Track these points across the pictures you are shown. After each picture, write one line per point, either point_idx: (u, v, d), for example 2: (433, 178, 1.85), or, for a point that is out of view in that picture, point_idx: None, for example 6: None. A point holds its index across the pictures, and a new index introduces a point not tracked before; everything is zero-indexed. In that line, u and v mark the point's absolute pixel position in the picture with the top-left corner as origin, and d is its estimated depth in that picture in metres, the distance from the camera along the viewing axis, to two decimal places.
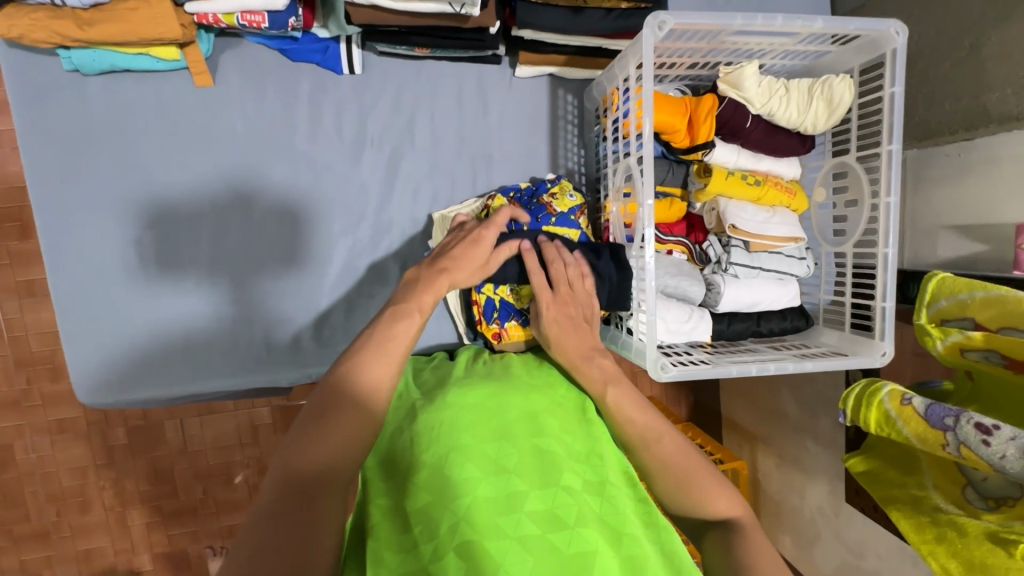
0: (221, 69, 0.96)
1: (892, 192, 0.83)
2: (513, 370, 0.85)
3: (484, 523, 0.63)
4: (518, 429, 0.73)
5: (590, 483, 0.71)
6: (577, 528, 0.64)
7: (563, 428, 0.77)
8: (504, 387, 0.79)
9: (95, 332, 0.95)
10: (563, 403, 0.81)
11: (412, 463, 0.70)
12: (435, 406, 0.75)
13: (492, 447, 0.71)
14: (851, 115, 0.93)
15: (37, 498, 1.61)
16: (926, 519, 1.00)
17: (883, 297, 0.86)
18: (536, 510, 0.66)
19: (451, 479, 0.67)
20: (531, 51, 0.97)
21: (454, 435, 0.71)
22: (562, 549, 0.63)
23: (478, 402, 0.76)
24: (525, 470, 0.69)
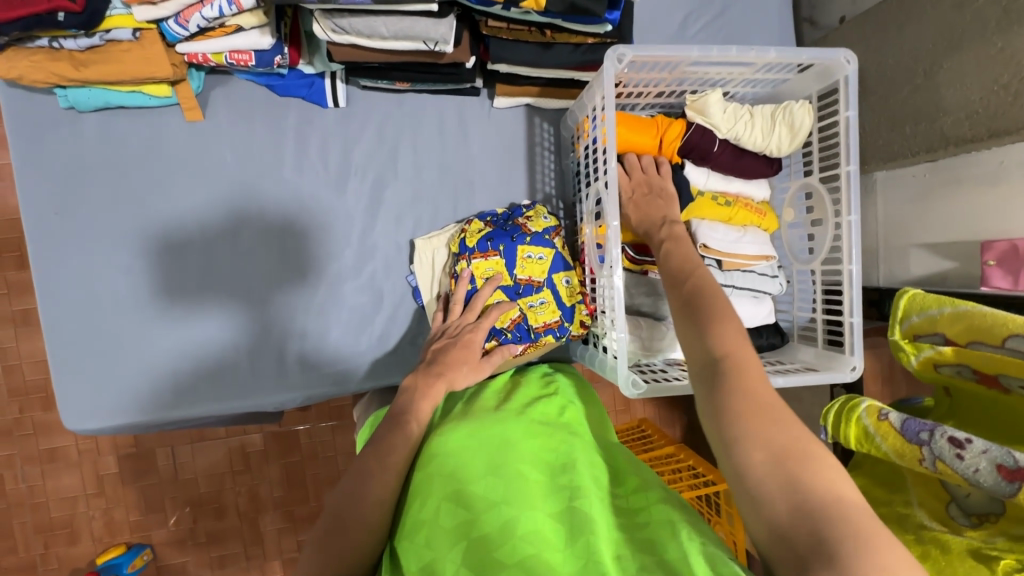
0: (211, 104, 1.01)
1: (852, 211, 0.87)
2: (494, 406, 0.88)
3: (494, 558, 0.61)
4: (501, 461, 0.73)
5: (573, 489, 0.70)
6: (570, 545, 0.63)
7: (544, 452, 0.77)
8: (482, 424, 0.81)
9: (82, 359, 0.97)
10: (546, 424, 0.83)
11: (413, 524, 0.69)
12: (421, 463, 0.76)
13: (480, 485, 0.70)
14: (813, 138, 0.98)
15: (27, 529, 1.60)
16: (910, 538, 0.98)
17: (851, 312, 0.88)
18: (528, 534, 0.64)
19: (450, 528, 0.66)
20: (507, 83, 1.02)
21: (444, 482, 0.71)
22: (559, 567, 0.60)
23: (460, 445, 0.76)
24: (518, 496, 0.68)
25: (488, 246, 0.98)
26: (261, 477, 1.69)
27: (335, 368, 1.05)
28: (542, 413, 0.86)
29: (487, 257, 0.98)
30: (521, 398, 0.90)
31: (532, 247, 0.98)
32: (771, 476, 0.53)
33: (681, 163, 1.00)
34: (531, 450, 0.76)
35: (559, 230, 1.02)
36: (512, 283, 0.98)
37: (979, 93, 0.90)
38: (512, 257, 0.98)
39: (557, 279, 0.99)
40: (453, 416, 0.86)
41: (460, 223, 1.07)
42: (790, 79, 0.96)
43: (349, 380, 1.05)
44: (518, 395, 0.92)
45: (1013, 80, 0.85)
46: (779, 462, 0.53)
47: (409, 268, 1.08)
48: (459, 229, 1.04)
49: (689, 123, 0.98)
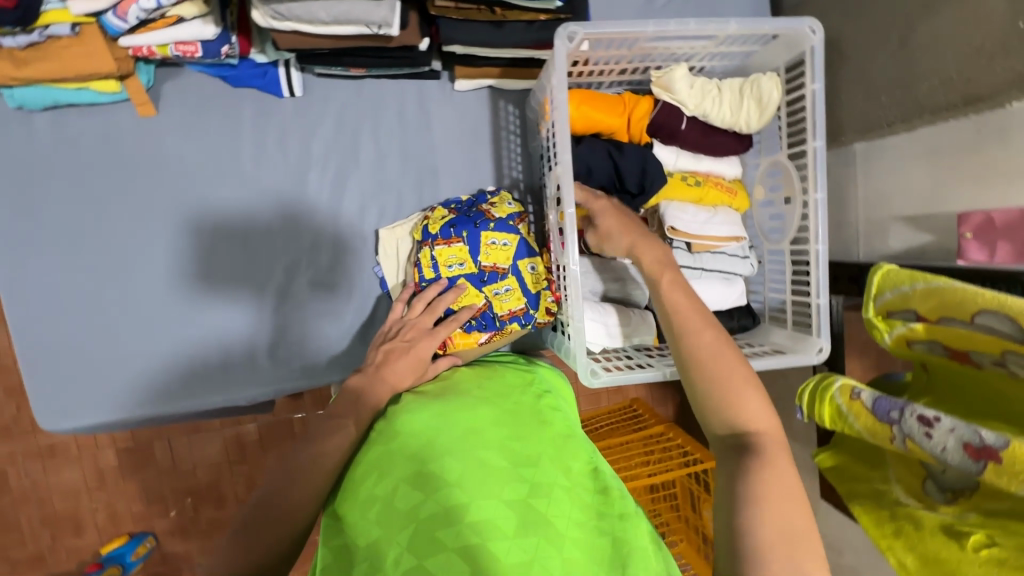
0: (164, 98, 0.99)
1: (819, 189, 0.83)
2: (464, 385, 0.88)
3: (433, 545, 0.64)
4: (465, 445, 0.74)
5: (534, 486, 0.71)
6: (517, 539, 0.65)
7: (510, 437, 0.77)
8: (452, 405, 0.81)
9: (53, 362, 0.98)
10: (516, 408, 0.83)
11: (365, 499, 0.71)
12: (381, 437, 0.78)
13: (436, 469, 0.71)
14: (781, 113, 0.94)
15: (33, 522, 1.64)
16: (886, 514, 0.99)
17: (818, 294, 0.86)
18: (476, 525, 0.66)
19: (399, 510, 0.68)
20: (466, 65, 0.98)
21: (401, 463, 0.73)
22: (501, 563, 0.63)
23: (423, 426, 0.77)
24: (467, 483, 0.70)
25: (451, 233, 0.97)
26: (257, 467, 1.72)
27: (308, 362, 1.05)
28: (518, 399, 0.86)
29: (450, 244, 0.97)
30: (494, 381, 0.90)
31: (496, 234, 0.96)
32: (779, 552, 0.55)
33: (649, 143, 0.98)
34: (495, 437, 0.76)
35: (524, 216, 1.01)
36: (476, 271, 0.97)
37: (954, 58, 0.87)
38: (475, 244, 0.96)
39: (522, 265, 0.98)
40: (424, 392, 0.86)
41: (425, 212, 1.05)
42: (756, 51, 0.92)
43: (324, 372, 1.06)
44: (487, 376, 0.91)
45: (986, 44, 0.82)
46: (785, 538, 0.55)
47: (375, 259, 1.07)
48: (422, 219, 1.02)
49: (657, 100, 0.96)
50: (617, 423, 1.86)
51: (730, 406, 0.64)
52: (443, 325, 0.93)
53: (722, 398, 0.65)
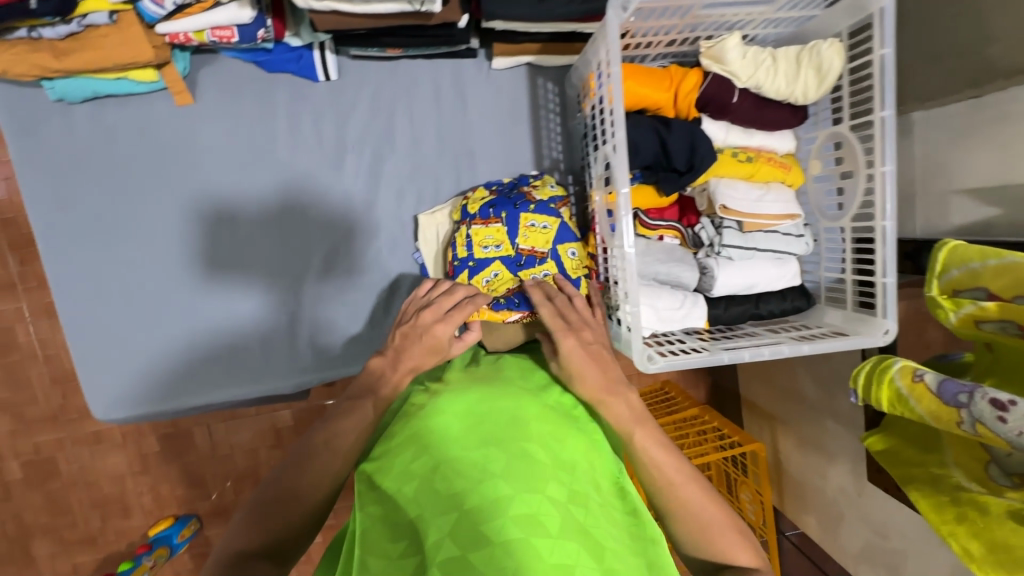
0: (199, 86, 0.97)
1: (887, 161, 0.79)
2: (506, 373, 0.85)
3: (470, 535, 0.61)
4: (509, 436, 0.72)
5: (573, 493, 0.68)
6: (560, 539, 0.61)
7: (554, 434, 0.75)
8: (495, 393, 0.79)
9: (101, 352, 0.99)
10: (556, 406, 0.81)
11: (403, 474, 0.70)
12: (424, 412, 0.76)
13: (480, 456, 0.69)
14: (843, 81, 0.88)
15: (82, 505, 1.69)
16: (946, 499, 0.96)
17: (883, 273, 0.82)
18: (520, 517, 0.62)
19: (442, 493, 0.66)
20: (504, 41, 0.95)
21: (443, 446, 0.71)
22: (545, 559, 0.59)
23: (465, 411, 0.75)
24: (511, 475, 0.67)
25: (491, 213, 0.97)
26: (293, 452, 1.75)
27: (346, 350, 1.05)
28: (556, 395, 0.83)
29: (488, 224, 0.96)
30: (536, 373, 0.87)
31: (535, 216, 0.95)
32: None
33: (698, 118, 0.93)
34: (538, 432, 0.74)
35: (565, 199, 1.00)
36: (512, 254, 0.95)
37: None
38: (513, 226, 0.95)
39: (560, 251, 0.95)
40: (464, 377, 0.84)
41: (463, 194, 1.04)
42: (818, 15, 0.87)
43: (363, 360, 1.05)
44: (526, 363, 0.89)
45: None
46: None
47: (414, 246, 1.05)
48: (461, 203, 1.01)
49: (705, 73, 0.91)
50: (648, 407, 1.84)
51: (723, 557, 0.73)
52: (456, 311, 0.86)
53: (713, 550, 0.73)
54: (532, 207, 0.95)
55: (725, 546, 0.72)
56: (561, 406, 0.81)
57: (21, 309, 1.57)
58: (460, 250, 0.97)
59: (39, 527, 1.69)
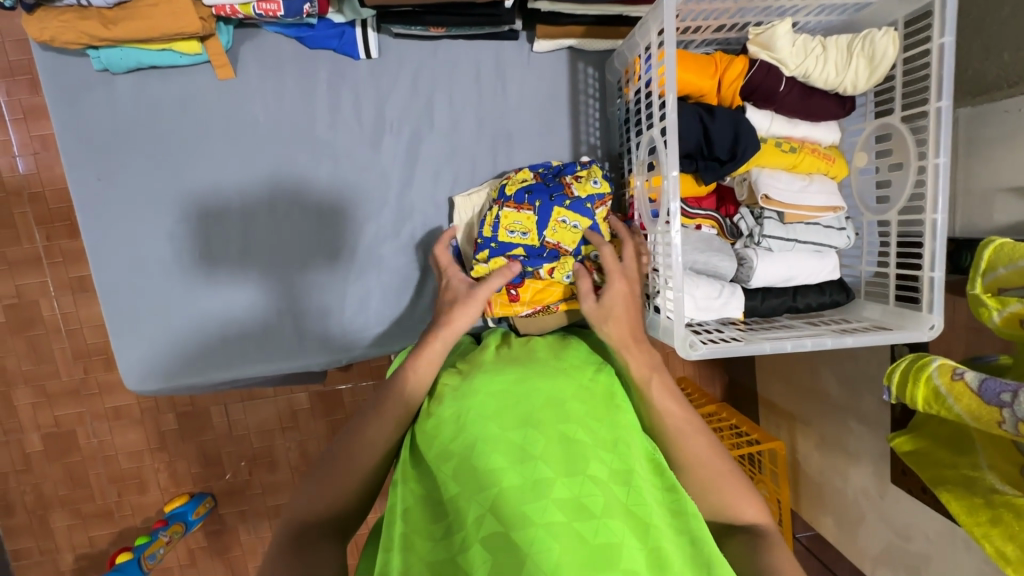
0: (241, 61, 0.97)
1: (941, 152, 0.77)
2: (539, 356, 0.85)
3: (514, 513, 0.61)
4: (546, 417, 0.71)
5: (615, 471, 0.68)
6: (604, 518, 0.61)
7: (590, 416, 0.74)
8: (529, 373, 0.79)
9: (136, 323, 1.00)
10: (591, 388, 0.80)
11: (440, 453, 0.70)
12: (460, 394, 0.76)
13: (518, 435, 0.68)
14: (896, 71, 0.87)
15: (100, 480, 1.70)
16: (979, 501, 0.94)
17: (931, 267, 0.80)
18: (562, 497, 0.62)
19: (479, 471, 0.65)
20: (549, 23, 0.94)
21: (479, 425, 0.70)
22: (588, 539, 0.59)
23: (502, 393, 0.75)
24: (551, 457, 0.66)
25: (526, 199, 0.93)
26: (310, 433, 1.75)
27: (377, 330, 1.05)
28: (593, 377, 0.82)
29: (520, 209, 0.92)
30: (568, 354, 0.86)
31: (569, 212, 0.92)
32: None
33: (741, 107, 0.92)
34: (576, 414, 0.73)
35: (607, 200, 0.94)
36: (538, 244, 0.92)
37: None
38: (546, 216, 0.91)
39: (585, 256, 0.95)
40: (498, 360, 0.84)
41: (500, 177, 1.03)
42: (872, 4, 0.85)
43: (393, 341, 1.05)
44: (557, 347, 0.89)
45: None
46: None
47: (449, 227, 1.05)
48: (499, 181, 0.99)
49: (752, 60, 0.90)
50: None
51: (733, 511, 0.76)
52: (495, 274, 0.88)
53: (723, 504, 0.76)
54: (568, 202, 0.92)
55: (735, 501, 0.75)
56: (597, 386, 0.80)
57: (46, 283, 1.57)
58: (484, 228, 0.93)
59: (56, 500, 1.69)
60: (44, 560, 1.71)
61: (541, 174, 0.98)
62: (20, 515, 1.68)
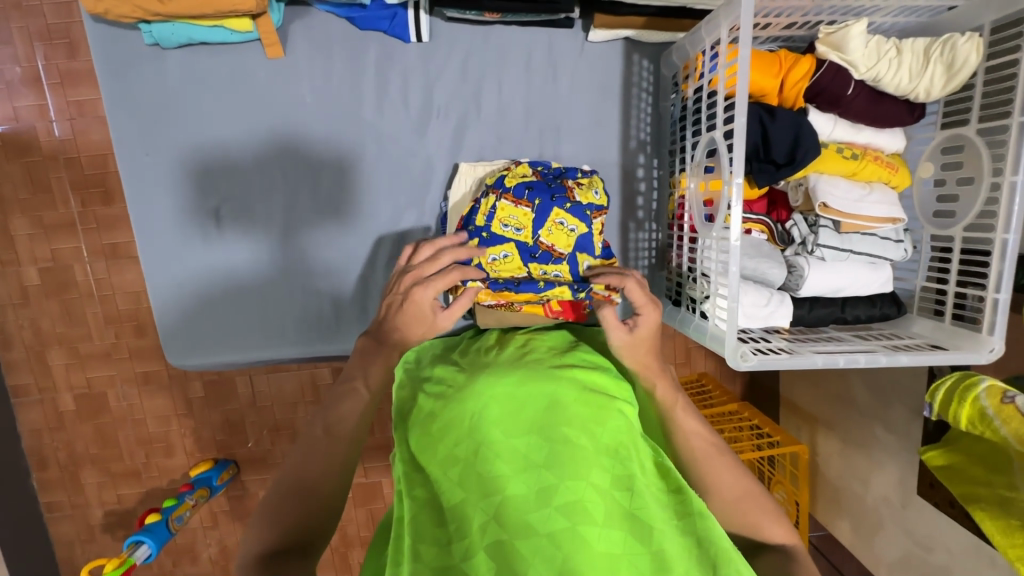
0: (291, 39, 0.96)
1: (1019, 170, 0.74)
2: (544, 355, 0.82)
3: (515, 523, 0.61)
4: (548, 420, 0.69)
5: (618, 476, 0.66)
6: (605, 527, 0.60)
7: (591, 420, 0.70)
8: (533, 374, 0.75)
9: (178, 297, 1.01)
10: (598, 389, 0.76)
11: (445, 459, 0.68)
12: (463, 396, 0.73)
13: (522, 442, 0.67)
14: (975, 80, 0.83)
15: (129, 442, 1.71)
16: (1016, 523, 0.93)
17: (997, 287, 0.78)
18: (564, 502, 0.61)
19: (485, 477, 0.64)
20: (607, 13, 0.91)
21: (484, 429, 0.69)
22: (593, 548, 0.59)
23: (505, 395, 0.72)
24: (556, 463, 0.65)
25: (525, 194, 0.92)
26: None
27: None
28: (599, 379, 0.78)
29: (518, 204, 0.92)
30: (573, 355, 0.83)
31: (568, 216, 0.92)
32: None
33: (804, 108, 0.88)
34: (580, 417, 0.70)
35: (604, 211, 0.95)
36: (530, 242, 0.92)
37: None
38: (543, 216, 0.91)
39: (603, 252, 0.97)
40: (502, 358, 0.81)
41: (512, 161, 1.00)
42: (958, 7, 0.81)
43: None
44: (559, 347, 0.87)
45: None
46: None
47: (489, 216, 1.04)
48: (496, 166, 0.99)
49: (819, 60, 0.86)
50: None
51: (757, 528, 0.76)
52: (463, 293, 0.86)
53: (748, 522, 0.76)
54: (568, 206, 0.92)
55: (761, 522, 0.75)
56: (602, 388, 0.77)
57: (79, 248, 1.56)
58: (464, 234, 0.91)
59: (87, 458, 1.70)
60: (74, 514, 1.73)
61: (541, 175, 0.96)
62: (53, 469, 1.70)
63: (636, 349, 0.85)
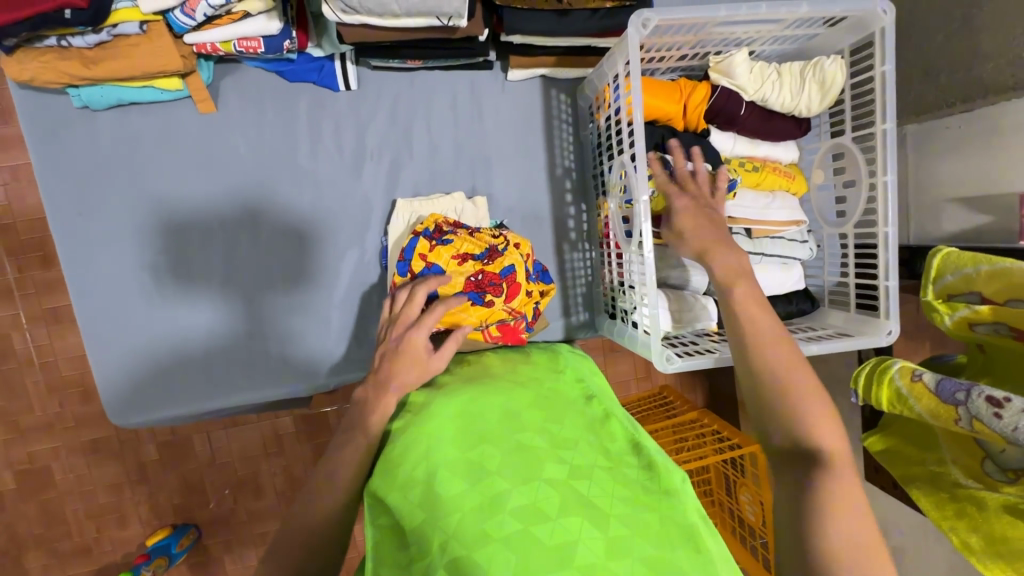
0: (222, 95, 0.99)
1: (889, 171, 0.84)
2: (494, 371, 0.84)
3: (472, 536, 0.59)
4: (502, 429, 0.71)
5: (573, 467, 0.66)
6: (560, 519, 0.60)
7: (546, 420, 0.73)
8: (484, 391, 0.77)
9: (120, 354, 0.99)
10: (547, 397, 0.79)
11: (405, 483, 0.67)
12: (417, 419, 0.74)
13: (474, 453, 0.68)
14: (844, 95, 0.94)
15: (78, 516, 1.61)
16: (946, 496, 0.97)
17: (886, 276, 0.86)
18: (518, 505, 0.61)
19: (441, 496, 0.64)
20: (521, 55, 0.99)
21: (439, 448, 0.69)
22: (545, 543, 0.58)
23: (459, 412, 0.74)
24: (506, 469, 0.65)
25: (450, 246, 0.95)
26: (295, 459, 1.70)
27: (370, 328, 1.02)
28: (552, 388, 0.81)
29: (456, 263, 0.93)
30: (524, 367, 0.86)
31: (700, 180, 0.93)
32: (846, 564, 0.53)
33: (706, 129, 0.97)
34: (530, 422, 0.72)
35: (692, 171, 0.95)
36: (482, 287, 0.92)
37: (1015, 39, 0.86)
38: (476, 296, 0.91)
39: (532, 279, 0.98)
40: (458, 377, 0.83)
41: (450, 193, 1.05)
42: (821, 33, 0.92)
43: (364, 364, 1.07)
44: (512, 360, 0.90)
45: None
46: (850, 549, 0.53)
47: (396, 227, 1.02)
48: (429, 198, 1.04)
49: (713, 86, 0.95)
50: (648, 410, 1.81)
51: (830, 514, 0.55)
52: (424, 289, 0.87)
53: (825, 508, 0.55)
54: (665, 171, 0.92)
55: (831, 518, 0.55)
56: (555, 396, 0.79)
57: (18, 315, 1.51)
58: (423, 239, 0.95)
59: (33, 538, 1.60)
60: None
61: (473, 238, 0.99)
62: None
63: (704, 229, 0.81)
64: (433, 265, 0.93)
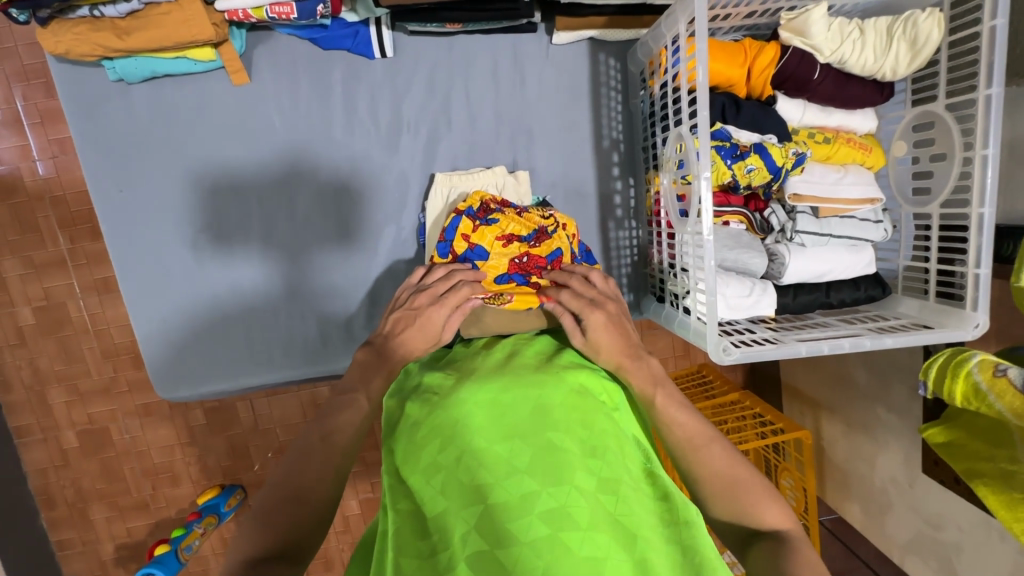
0: (255, 65, 0.96)
1: (989, 143, 0.74)
2: (523, 358, 0.79)
3: (497, 529, 0.58)
4: (534, 423, 0.66)
5: (602, 480, 0.62)
6: (589, 531, 0.57)
7: (578, 421, 0.68)
8: (519, 379, 0.73)
9: (164, 328, 1.01)
10: (580, 391, 0.73)
11: (428, 467, 0.64)
12: (446, 403, 0.69)
13: (504, 447, 0.64)
14: (940, 55, 0.83)
15: (135, 474, 1.70)
16: (1020, 497, 0.89)
17: (977, 263, 0.77)
18: (547, 509, 0.58)
19: (468, 483, 0.61)
20: (569, 15, 0.90)
21: (469, 433, 0.66)
22: (576, 553, 0.55)
23: (489, 400, 0.69)
24: (537, 468, 0.62)
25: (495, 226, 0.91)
26: None
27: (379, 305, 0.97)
28: (585, 379, 0.75)
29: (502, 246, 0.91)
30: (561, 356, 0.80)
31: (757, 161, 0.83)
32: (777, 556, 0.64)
33: (772, 96, 0.88)
34: (563, 421, 0.67)
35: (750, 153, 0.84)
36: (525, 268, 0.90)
37: None
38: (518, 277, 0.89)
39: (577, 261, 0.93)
40: (487, 363, 0.78)
41: (491, 167, 1.00)
42: None
43: None
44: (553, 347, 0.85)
45: None
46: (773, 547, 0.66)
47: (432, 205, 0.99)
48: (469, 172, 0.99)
49: (783, 47, 0.85)
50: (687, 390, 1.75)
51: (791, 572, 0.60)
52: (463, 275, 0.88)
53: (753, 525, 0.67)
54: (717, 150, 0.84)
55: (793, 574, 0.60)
56: (589, 392, 0.73)
57: (72, 285, 1.56)
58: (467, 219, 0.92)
59: (95, 493, 1.70)
60: (86, 550, 1.73)
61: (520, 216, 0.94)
62: (61, 508, 1.69)
63: (597, 347, 0.79)
64: (476, 247, 0.91)
